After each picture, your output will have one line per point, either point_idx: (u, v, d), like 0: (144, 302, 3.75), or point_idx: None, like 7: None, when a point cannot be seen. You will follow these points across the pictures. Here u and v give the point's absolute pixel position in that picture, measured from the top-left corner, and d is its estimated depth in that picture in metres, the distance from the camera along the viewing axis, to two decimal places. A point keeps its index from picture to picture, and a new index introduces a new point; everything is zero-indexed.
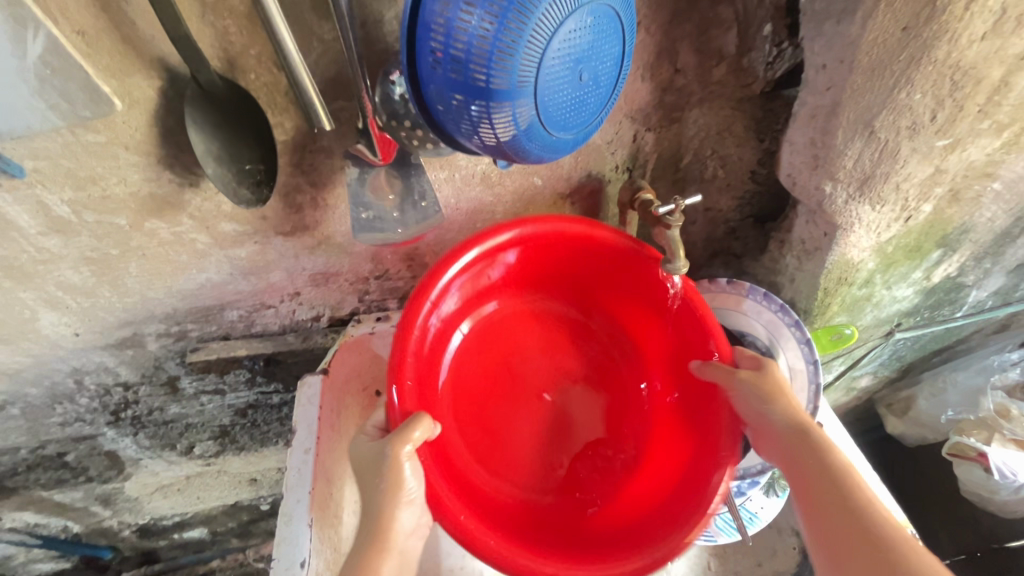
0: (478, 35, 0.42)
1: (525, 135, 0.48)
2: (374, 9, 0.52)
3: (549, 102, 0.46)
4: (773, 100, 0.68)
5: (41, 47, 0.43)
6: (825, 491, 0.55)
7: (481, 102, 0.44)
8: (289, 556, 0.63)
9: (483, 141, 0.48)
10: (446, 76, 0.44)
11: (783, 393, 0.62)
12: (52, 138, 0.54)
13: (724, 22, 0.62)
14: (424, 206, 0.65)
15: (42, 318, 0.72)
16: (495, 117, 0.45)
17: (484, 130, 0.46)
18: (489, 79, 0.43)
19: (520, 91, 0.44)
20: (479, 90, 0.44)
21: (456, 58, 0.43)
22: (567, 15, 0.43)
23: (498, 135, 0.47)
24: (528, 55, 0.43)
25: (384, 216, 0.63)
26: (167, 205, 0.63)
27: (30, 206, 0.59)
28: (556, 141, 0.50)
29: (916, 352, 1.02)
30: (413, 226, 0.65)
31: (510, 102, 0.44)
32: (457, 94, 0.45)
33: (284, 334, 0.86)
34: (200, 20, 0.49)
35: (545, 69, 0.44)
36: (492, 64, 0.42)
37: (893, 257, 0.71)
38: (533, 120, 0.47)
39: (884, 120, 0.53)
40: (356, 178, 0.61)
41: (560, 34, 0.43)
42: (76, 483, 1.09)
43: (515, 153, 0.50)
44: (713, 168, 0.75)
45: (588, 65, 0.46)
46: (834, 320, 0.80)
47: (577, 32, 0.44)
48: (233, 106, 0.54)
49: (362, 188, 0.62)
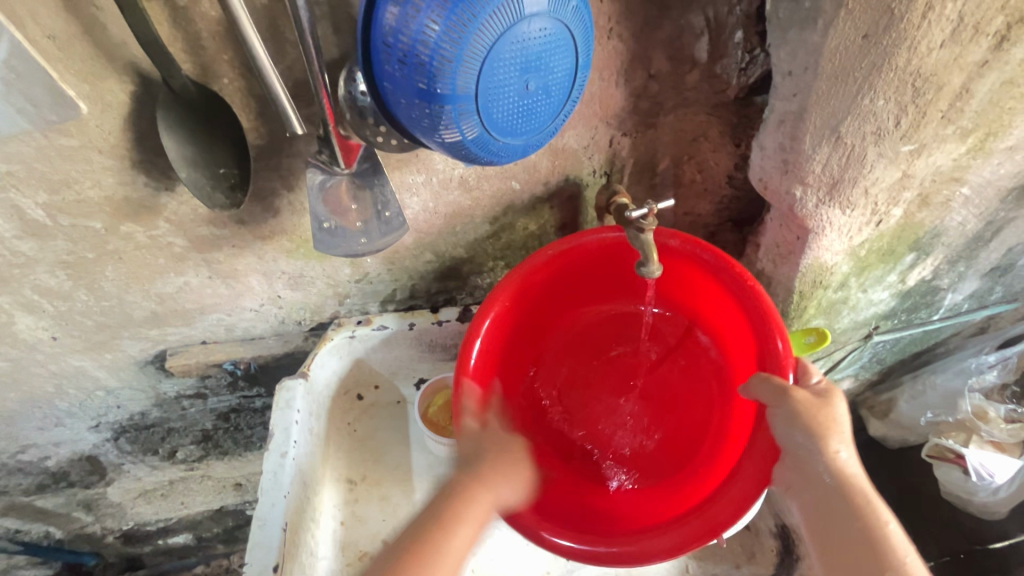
0: (421, 38, 0.42)
1: (471, 141, 0.48)
2: (346, 14, 0.53)
3: (493, 109, 0.47)
4: (748, 105, 0.69)
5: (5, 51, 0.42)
6: (848, 539, 0.58)
7: (424, 103, 0.45)
8: (261, 560, 0.62)
9: (430, 142, 0.49)
10: (391, 73, 0.45)
11: (833, 431, 0.61)
12: (24, 142, 0.54)
13: (695, 29, 0.63)
14: (386, 215, 0.64)
15: (18, 321, 0.72)
16: (438, 120, 0.46)
17: (428, 131, 0.47)
18: (431, 81, 0.44)
19: (462, 98, 0.45)
20: (422, 91, 0.44)
21: (402, 58, 0.44)
22: (509, 26, 0.43)
23: (442, 138, 0.47)
24: (470, 61, 0.43)
25: (347, 228, 0.62)
26: (143, 209, 0.63)
27: (4, 210, 0.60)
28: (504, 147, 0.50)
29: (896, 354, 1.03)
30: (377, 238, 0.64)
31: (451, 106, 0.45)
32: (402, 94, 0.45)
33: (265, 338, 0.86)
34: (171, 25, 0.49)
35: (486, 77, 0.44)
36: (433, 69, 0.43)
37: (867, 260, 0.72)
38: (476, 127, 0.47)
39: (849, 125, 0.54)
40: (316, 188, 0.59)
41: (504, 42, 0.44)
42: (58, 489, 1.08)
43: (462, 157, 0.50)
44: (690, 173, 0.76)
45: (535, 75, 0.47)
46: (811, 323, 0.81)
47: (521, 43, 0.44)
48: (206, 110, 0.54)
49: (325, 202, 0.60)
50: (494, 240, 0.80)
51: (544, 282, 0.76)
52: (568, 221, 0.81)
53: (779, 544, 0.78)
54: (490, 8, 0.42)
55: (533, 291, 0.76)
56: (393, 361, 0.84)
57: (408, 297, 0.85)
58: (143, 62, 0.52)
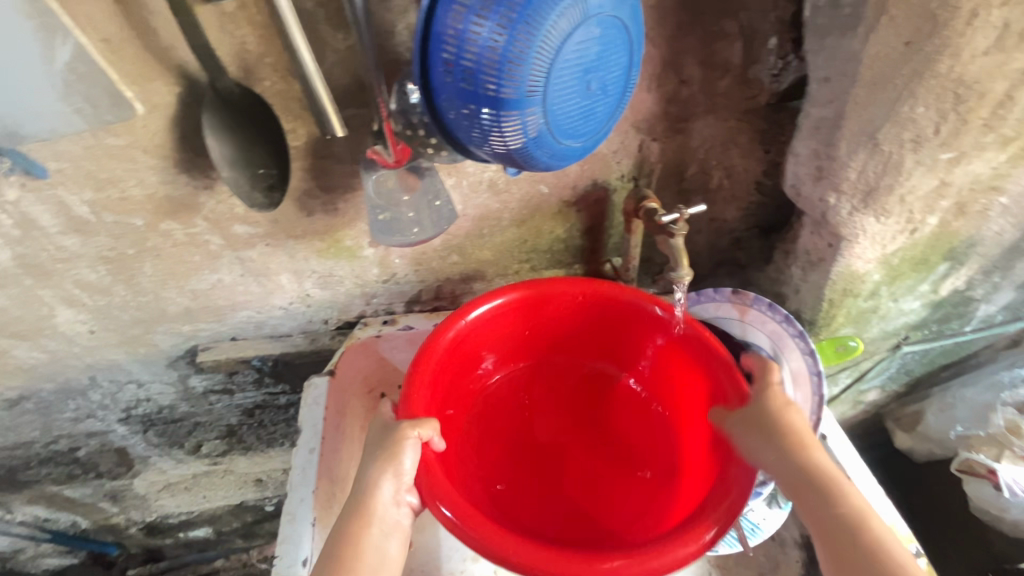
0: (487, 47, 0.44)
1: (535, 143, 0.49)
2: (386, 19, 0.54)
3: (557, 110, 0.48)
4: (779, 111, 0.69)
5: (68, 54, 0.44)
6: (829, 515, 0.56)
7: (490, 110, 0.46)
8: (291, 554, 0.64)
9: (492, 148, 0.49)
10: (456, 84, 0.46)
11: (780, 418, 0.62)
12: (74, 141, 0.56)
13: (728, 35, 0.63)
14: (436, 203, 0.66)
15: (58, 315, 0.75)
16: (504, 125, 0.47)
17: (493, 138, 0.48)
18: (498, 88, 0.45)
19: (529, 100, 0.46)
20: (489, 99, 0.45)
21: (468, 69, 0.45)
22: (575, 27, 0.44)
23: (507, 143, 0.48)
24: (537, 65, 0.44)
25: (402, 219, 0.65)
26: (182, 207, 0.65)
27: (52, 206, 0.62)
28: (564, 149, 0.52)
29: (925, 366, 1.01)
30: (430, 226, 0.66)
31: (518, 110, 0.46)
32: (467, 103, 0.46)
33: (292, 335, 0.87)
34: (219, 29, 0.51)
35: (553, 79, 0.46)
36: (502, 74, 0.44)
37: (899, 269, 0.71)
38: (541, 128, 0.48)
39: (887, 132, 0.53)
40: (372, 181, 0.62)
41: (569, 45, 0.45)
42: (86, 479, 1.11)
43: (523, 160, 0.51)
44: (718, 178, 0.76)
45: (596, 75, 0.48)
46: (839, 332, 0.80)
47: (585, 43, 0.46)
48: (249, 113, 0.56)
49: (381, 195, 0.63)
50: (520, 242, 0.80)
51: (500, 320, 0.73)
52: (594, 225, 0.81)
53: (803, 554, 0.76)
54: (556, 11, 0.43)
55: (493, 322, 0.73)
56: None
57: (433, 298, 0.86)
58: (191, 65, 0.54)
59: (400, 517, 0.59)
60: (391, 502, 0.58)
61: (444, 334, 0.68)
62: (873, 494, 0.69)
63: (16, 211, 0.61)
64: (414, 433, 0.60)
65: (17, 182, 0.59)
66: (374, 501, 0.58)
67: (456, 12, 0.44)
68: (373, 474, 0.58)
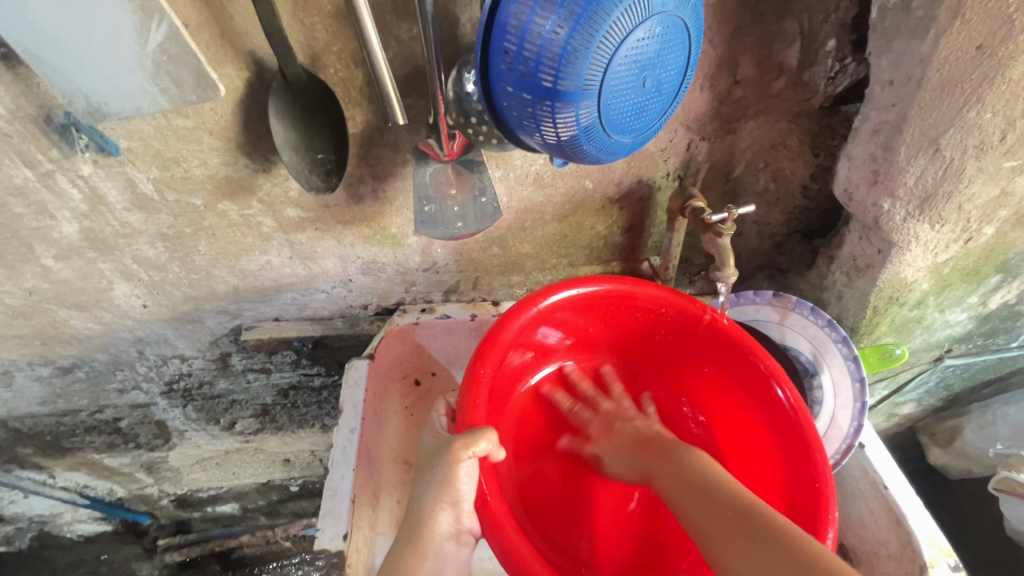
0: (549, 40, 0.44)
1: (585, 135, 0.50)
2: (449, 12, 0.55)
3: (610, 106, 0.49)
4: (832, 114, 0.69)
5: (161, 36, 0.47)
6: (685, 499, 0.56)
7: (546, 100, 0.47)
8: (332, 527, 0.65)
9: (544, 138, 0.50)
10: (513, 74, 0.47)
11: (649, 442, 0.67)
12: (147, 121, 0.59)
13: (787, 36, 0.63)
14: (481, 200, 0.67)
15: (115, 288, 0.78)
16: (558, 116, 0.48)
17: (545, 127, 0.49)
18: (556, 79, 0.46)
19: (585, 93, 0.47)
20: (545, 90, 0.46)
21: (528, 60, 0.46)
22: (637, 25, 0.45)
23: (559, 133, 0.49)
24: (596, 59, 0.45)
25: (446, 211, 0.66)
26: (240, 189, 0.67)
27: (120, 183, 0.65)
28: (614, 144, 0.52)
29: (966, 381, 0.99)
30: (473, 222, 0.67)
31: (573, 102, 0.47)
32: (523, 92, 0.47)
33: (333, 319, 0.90)
34: (291, 16, 0.53)
35: (609, 75, 0.46)
36: (561, 67, 0.45)
37: (949, 279, 0.70)
38: (593, 122, 0.49)
39: (950, 138, 0.54)
40: (422, 168, 0.64)
41: (628, 42, 0.45)
42: (126, 449, 1.16)
43: (572, 152, 0.52)
44: (764, 181, 0.76)
45: (652, 73, 0.49)
46: (881, 341, 0.78)
47: (645, 41, 0.46)
48: (314, 98, 0.58)
49: (429, 185, 0.65)
50: (560, 237, 0.81)
51: (555, 319, 0.72)
52: (635, 223, 0.81)
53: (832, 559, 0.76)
54: (620, 8, 0.44)
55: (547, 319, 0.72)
56: (453, 349, 0.86)
57: (471, 289, 0.87)
58: (262, 51, 0.56)
59: (459, 548, 0.62)
60: (450, 533, 0.60)
61: (510, 325, 0.67)
62: (910, 505, 0.68)
63: (85, 185, 0.64)
64: (473, 453, 0.58)
65: (90, 158, 0.61)
66: (433, 531, 0.59)
67: (520, 4, 0.44)
68: (432, 503, 0.59)
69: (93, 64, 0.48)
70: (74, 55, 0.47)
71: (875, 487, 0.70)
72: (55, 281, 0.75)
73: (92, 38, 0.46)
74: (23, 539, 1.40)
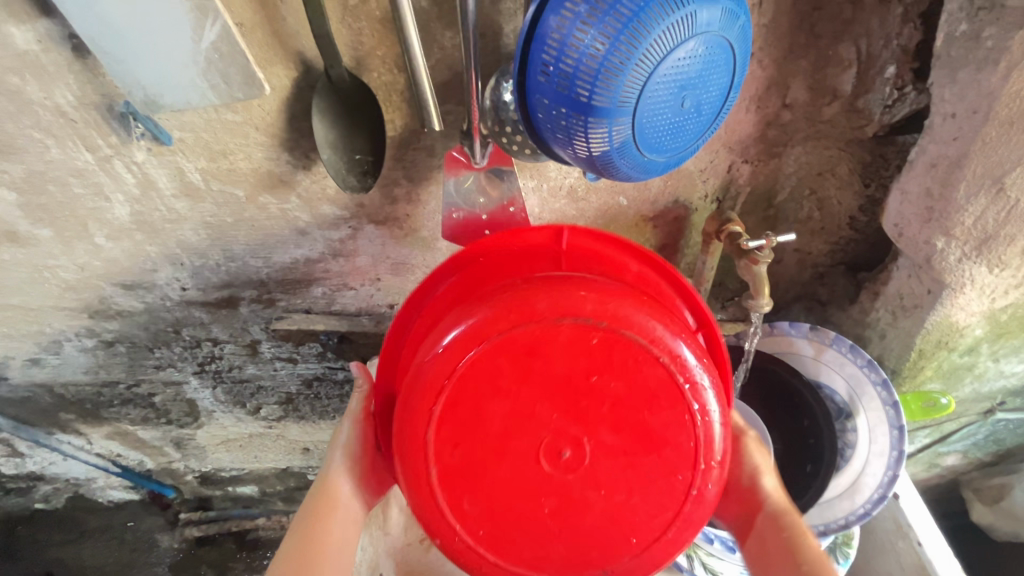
0: (586, 55, 0.44)
1: (618, 152, 0.49)
2: (493, 22, 0.56)
3: (646, 123, 0.47)
4: (886, 144, 0.65)
5: (215, 34, 0.49)
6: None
7: (578, 114, 0.46)
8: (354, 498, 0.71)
9: (576, 152, 0.50)
10: (549, 87, 0.46)
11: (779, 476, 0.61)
12: (198, 114, 0.61)
13: (843, 60, 0.61)
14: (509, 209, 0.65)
15: (159, 270, 0.82)
16: (590, 131, 0.47)
17: (576, 142, 0.48)
18: (590, 94, 0.45)
19: (619, 110, 0.46)
20: (579, 103, 0.46)
21: (565, 73, 0.45)
22: (679, 43, 0.44)
23: (590, 149, 0.48)
24: (633, 76, 0.44)
25: (474, 219, 0.65)
26: (281, 183, 0.69)
27: (170, 170, 0.68)
28: (647, 162, 0.51)
29: (1019, 437, 0.93)
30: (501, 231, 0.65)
31: (606, 118, 0.46)
32: (558, 105, 0.47)
33: (359, 316, 0.91)
34: (340, 20, 0.55)
35: (647, 92, 0.45)
36: (598, 82, 0.44)
37: (1006, 326, 0.66)
38: (627, 139, 0.48)
39: (1016, 177, 0.51)
40: (450, 183, 0.64)
41: (669, 59, 0.44)
42: (158, 423, 1.21)
43: (603, 168, 0.51)
44: (808, 209, 0.73)
45: (692, 92, 0.47)
46: (925, 386, 0.74)
47: (686, 59, 0.45)
48: (357, 99, 0.59)
49: (458, 194, 0.64)
50: None
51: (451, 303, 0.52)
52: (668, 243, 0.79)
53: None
54: (663, 25, 0.43)
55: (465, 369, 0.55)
56: None
57: None
58: (310, 52, 0.58)
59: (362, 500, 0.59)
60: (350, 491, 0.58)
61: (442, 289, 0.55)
62: (939, 552, 0.71)
63: (139, 171, 0.67)
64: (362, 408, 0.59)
65: (144, 147, 0.65)
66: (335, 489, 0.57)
67: (561, 17, 0.44)
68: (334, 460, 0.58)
69: (151, 58, 0.51)
70: (135, 48, 0.49)
71: (910, 543, 0.73)
72: (105, 259, 0.79)
73: (153, 33, 0.49)
74: (59, 499, 1.48)
